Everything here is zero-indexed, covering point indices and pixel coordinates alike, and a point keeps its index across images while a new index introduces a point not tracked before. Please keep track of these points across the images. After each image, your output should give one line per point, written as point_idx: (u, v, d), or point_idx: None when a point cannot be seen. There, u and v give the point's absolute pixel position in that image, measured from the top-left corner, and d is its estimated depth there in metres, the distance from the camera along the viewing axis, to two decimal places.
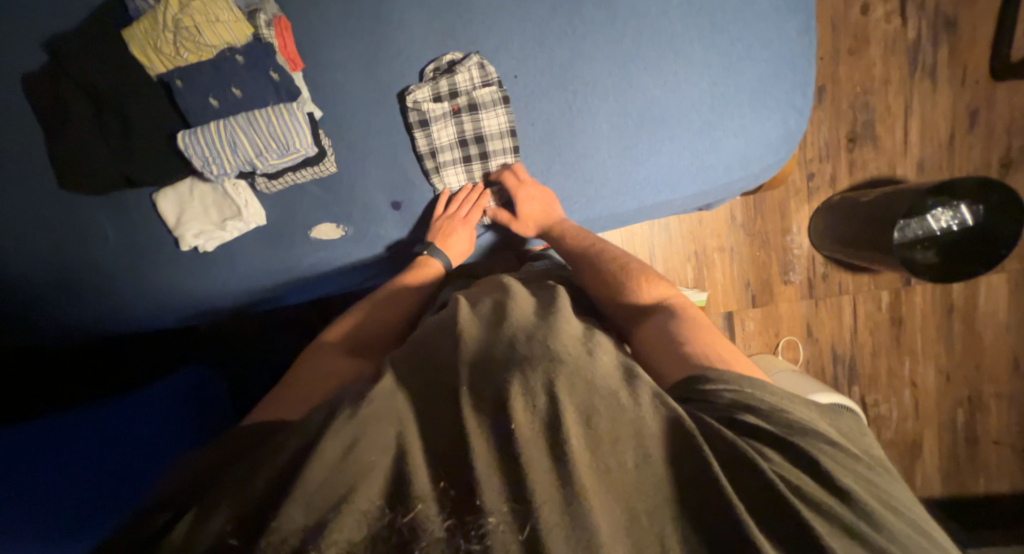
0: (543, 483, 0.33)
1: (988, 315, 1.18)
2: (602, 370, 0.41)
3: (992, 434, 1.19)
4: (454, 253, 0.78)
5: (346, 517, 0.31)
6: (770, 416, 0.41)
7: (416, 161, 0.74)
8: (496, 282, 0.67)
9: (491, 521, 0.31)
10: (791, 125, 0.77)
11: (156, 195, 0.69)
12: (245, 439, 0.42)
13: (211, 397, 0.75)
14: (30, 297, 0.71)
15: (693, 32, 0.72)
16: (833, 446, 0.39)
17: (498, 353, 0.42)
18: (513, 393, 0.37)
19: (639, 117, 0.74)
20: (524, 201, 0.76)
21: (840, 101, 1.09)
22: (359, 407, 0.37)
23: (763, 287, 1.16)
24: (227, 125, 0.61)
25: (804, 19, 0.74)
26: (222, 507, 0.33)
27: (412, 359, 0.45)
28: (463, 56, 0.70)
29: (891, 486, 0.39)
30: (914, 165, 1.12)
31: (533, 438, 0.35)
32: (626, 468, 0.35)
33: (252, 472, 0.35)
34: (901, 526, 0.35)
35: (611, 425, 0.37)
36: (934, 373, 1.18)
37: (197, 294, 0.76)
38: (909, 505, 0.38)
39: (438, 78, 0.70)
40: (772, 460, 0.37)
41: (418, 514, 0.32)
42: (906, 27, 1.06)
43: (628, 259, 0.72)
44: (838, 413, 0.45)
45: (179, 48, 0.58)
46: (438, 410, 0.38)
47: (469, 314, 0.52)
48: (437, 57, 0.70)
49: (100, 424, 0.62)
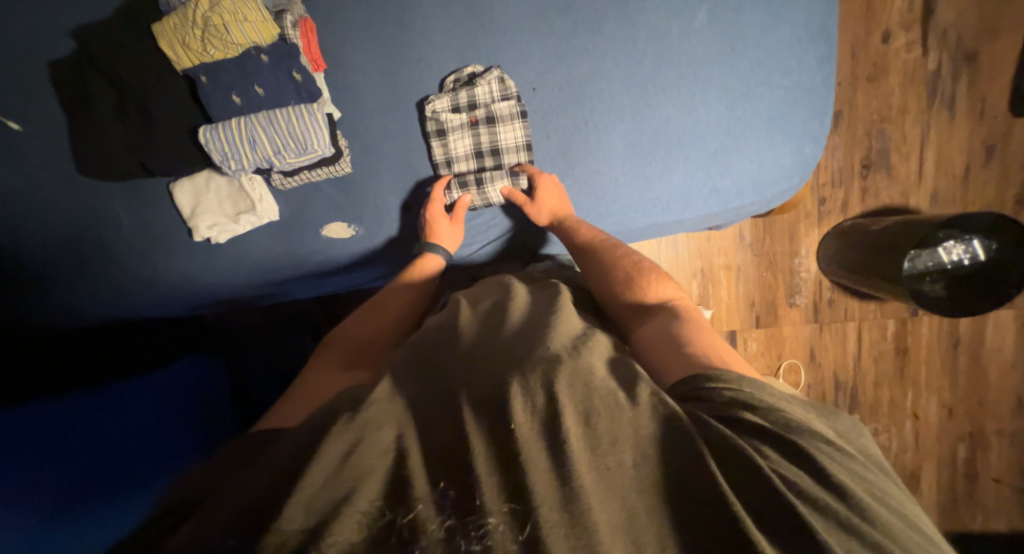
0: (543, 484, 0.33)
1: (994, 350, 1.17)
2: (599, 372, 0.43)
3: (993, 471, 1.17)
4: (449, 245, 0.76)
5: (346, 517, 0.31)
6: (768, 414, 0.41)
7: (430, 170, 0.75)
8: (500, 282, 0.67)
9: (492, 522, 0.32)
10: (806, 152, 0.78)
11: (172, 185, 0.70)
12: (250, 443, 0.42)
13: (209, 380, 0.76)
14: (44, 277, 0.72)
15: (714, 55, 0.72)
16: (829, 443, 0.40)
17: (502, 361, 0.43)
18: (513, 392, 0.38)
19: (654, 135, 0.74)
20: (545, 188, 0.74)
21: (856, 128, 1.08)
22: (359, 411, 0.38)
23: (768, 309, 1.16)
24: (248, 123, 0.62)
25: (825, 49, 0.74)
26: (215, 512, 0.32)
27: (414, 362, 0.46)
28: (484, 69, 0.70)
29: (883, 482, 0.40)
30: (927, 196, 1.11)
31: (533, 436, 0.36)
32: (625, 467, 0.36)
33: (253, 476, 0.35)
34: (893, 518, 0.36)
35: (611, 424, 0.37)
36: (936, 407, 1.17)
37: (208, 284, 0.78)
38: (901, 501, 0.39)
39: (458, 90, 0.70)
40: (770, 457, 0.38)
41: (417, 516, 0.32)
42: (927, 58, 1.05)
43: (636, 256, 0.69)
44: (834, 411, 0.45)
45: (207, 44, 0.58)
46: (438, 413, 0.39)
47: (470, 322, 0.54)
48: (457, 68, 0.70)
49: (98, 408, 0.63)
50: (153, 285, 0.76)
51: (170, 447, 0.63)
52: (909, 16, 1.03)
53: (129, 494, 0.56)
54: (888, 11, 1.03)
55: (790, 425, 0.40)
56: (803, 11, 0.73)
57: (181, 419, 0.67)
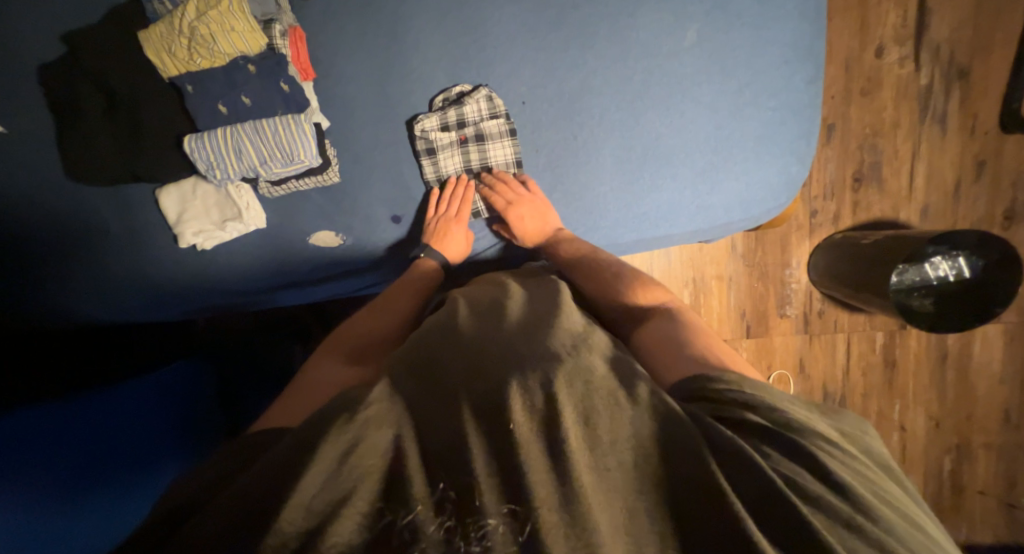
0: (542, 485, 0.34)
1: (982, 364, 1.17)
2: (599, 370, 0.43)
3: (979, 484, 1.18)
4: (453, 253, 0.76)
5: (344, 519, 0.32)
6: (768, 412, 0.41)
7: (422, 189, 0.75)
8: (495, 281, 0.68)
9: (492, 523, 0.32)
10: (792, 173, 0.78)
11: (159, 191, 0.69)
12: (245, 445, 0.42)
13: (199, 384, 0.75)
14: (34, 281, 0.72)
15: (703, 75, 0.72)
16: (830, 442, 0.40)
17: (500, 360, 0.43)
18: (512, 392, 0.38)
19: (643, 152, 0.75)
20: (519, 221, 0.74)
21: (849, 141, 1.09)
22: (356, 412, 0.38)
23: (759, 318, 1.16)
24: (234, 133, 0.62)
25: (812, 69, 0.74)
26: (214, 514, 0.33)
27: (412, 363, 0.45)
28: (472, 88, 0.71)
29: (885, 482, 0.39)
30: (917, 210, 1.12)
31: (531, 437, 0.36)
32: (623, 467, 0.36)
33: (251, 478, 0.35)
34: (896, 516, 0.36)
35: (610, 425, 0.37)
36: (923, 419, 1.18)
37: (200, 288, 0.78)
38: (906, 502, 0.38)
39: (447, 108, 0.70)
40: (771, 457, 0.38)
41: (417, 515, 0.33)
42: (919, 74, 1.06)
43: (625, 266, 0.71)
44: (839, 413, 0.46)
45: (194, 53, 0.58)
46: (435, 413, 0.39)
47: (469, 319, 0.54)
48: (446, 87, 0.70)
49: (89, 408, 0.63)
50: (140, 287, 0.76)
51: (154, 455, 0.64)
52: (902, 32, 1.03)
53: (120, 489, 0.59)
54: (882, 26, 1.03)
55: (790, 424, 0.40)
56: (791, 33, 0.73)
57: (169, 424, 0.68)
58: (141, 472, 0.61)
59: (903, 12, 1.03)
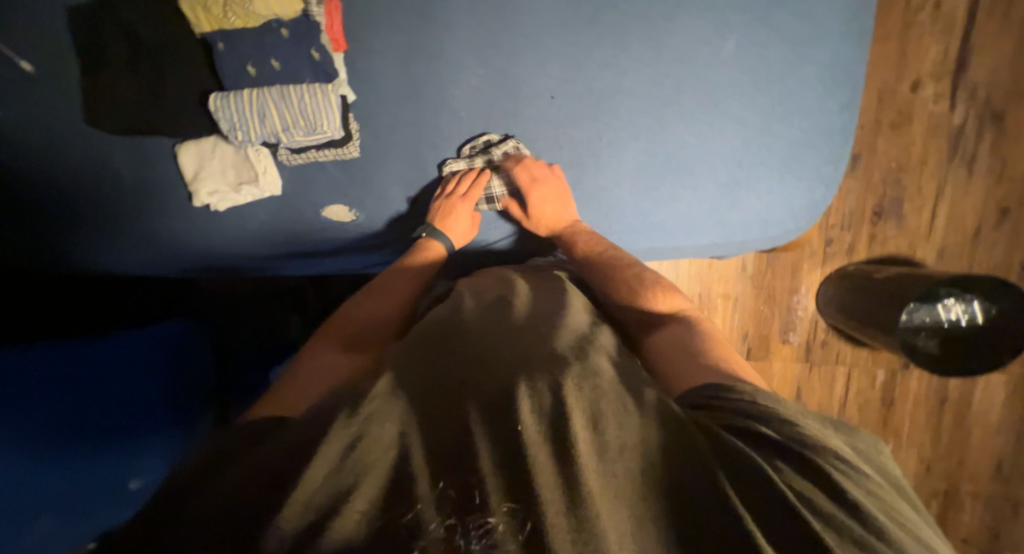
0: (547, 487, 0.32)
1: (981, 412, 1.16)
2: (606, 376, 0.42)
3: (961, 531, 1.17)
4: (455, 235, 0.76)
5: (343, 518, 0.31)
6: (781, 428, 0.40)
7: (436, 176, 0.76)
8: (501, 276, 0.68)
9: (493, 521, 0.31)
10: (818, 195, 0.78)
11: (178, 145, 0.69)
12: (238, 437, 0.40)
13: (193, 344, 0.74)
14: (41, 224, 0.72)
15: (735, 87, 0.71)
16: (847, 462, 0.39)
17: (514, 359, 0.43)
18: (519, 393, 0.38)
19: (667, 159, 0.74)
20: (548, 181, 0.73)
21: (872, 173, 1.07)
22: (358, 407, 0.37)
23: (760, 342, 1.16)
24: (260, 95, 0.62)
25: (849, 93, 0.74)
26: (217, 504, 0.32)
27: (417, 355, 0.45)
28: (500, 138, 0.74)
29: (902, 508, 0.38)
30: (934, 250, 1.11)
31: (538, 438, 0.35)
32: (632, 475, 0.35)
33: (253, 468, 0.34)
34: (909, 540, 0.34)
35: (618, 431, 0.37)
36: (914, 460, 1.18)
37: (201, 249, 0.77)
38: (917, 524, 0.37)
39: (474, 157, 0.74)
40: (784, 473, 0.37)
41: (418, 513, 0.31)
42: (953, 112, 1.04)
43: (640, 268, 0.69)
44: (851, 430, 0.44)
45: (229, 11, 0.58)
46: (438, 410, 0.38)
47: (477, 310, 0.55)
48: (474, 136, 0.73)
49: (71, 371, 0.61)
50: (149, 242, 0.76)
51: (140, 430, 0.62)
52: (940, 68, 1.02)
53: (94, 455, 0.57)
54: (920, 60, 1.01)
55: (803, 439, 0.39)
56: (830, 54, 0.72)
57: (156, 390, 0.66)
58: (119, 437, 0.60)
59: (944, 48, 1.01)
